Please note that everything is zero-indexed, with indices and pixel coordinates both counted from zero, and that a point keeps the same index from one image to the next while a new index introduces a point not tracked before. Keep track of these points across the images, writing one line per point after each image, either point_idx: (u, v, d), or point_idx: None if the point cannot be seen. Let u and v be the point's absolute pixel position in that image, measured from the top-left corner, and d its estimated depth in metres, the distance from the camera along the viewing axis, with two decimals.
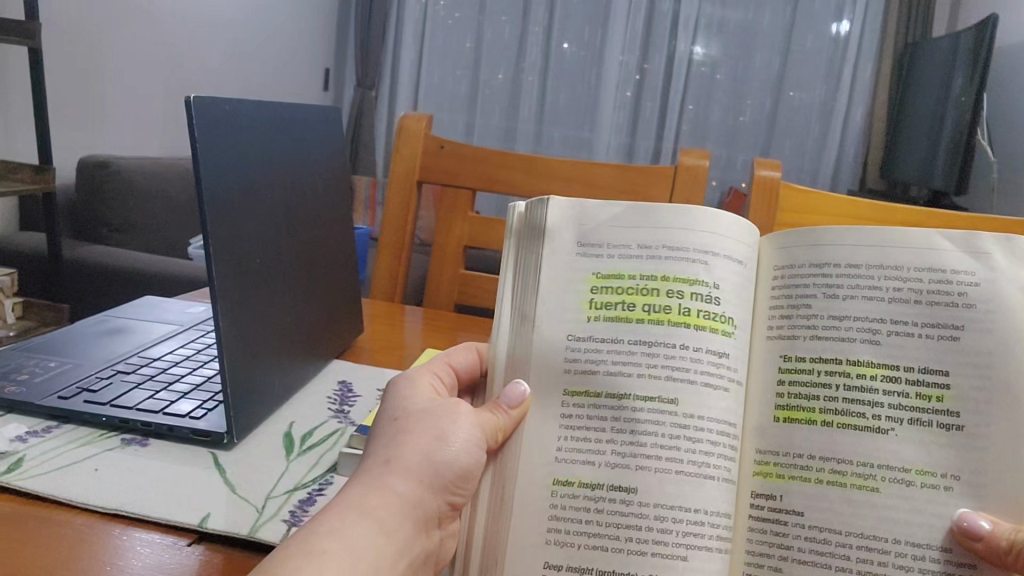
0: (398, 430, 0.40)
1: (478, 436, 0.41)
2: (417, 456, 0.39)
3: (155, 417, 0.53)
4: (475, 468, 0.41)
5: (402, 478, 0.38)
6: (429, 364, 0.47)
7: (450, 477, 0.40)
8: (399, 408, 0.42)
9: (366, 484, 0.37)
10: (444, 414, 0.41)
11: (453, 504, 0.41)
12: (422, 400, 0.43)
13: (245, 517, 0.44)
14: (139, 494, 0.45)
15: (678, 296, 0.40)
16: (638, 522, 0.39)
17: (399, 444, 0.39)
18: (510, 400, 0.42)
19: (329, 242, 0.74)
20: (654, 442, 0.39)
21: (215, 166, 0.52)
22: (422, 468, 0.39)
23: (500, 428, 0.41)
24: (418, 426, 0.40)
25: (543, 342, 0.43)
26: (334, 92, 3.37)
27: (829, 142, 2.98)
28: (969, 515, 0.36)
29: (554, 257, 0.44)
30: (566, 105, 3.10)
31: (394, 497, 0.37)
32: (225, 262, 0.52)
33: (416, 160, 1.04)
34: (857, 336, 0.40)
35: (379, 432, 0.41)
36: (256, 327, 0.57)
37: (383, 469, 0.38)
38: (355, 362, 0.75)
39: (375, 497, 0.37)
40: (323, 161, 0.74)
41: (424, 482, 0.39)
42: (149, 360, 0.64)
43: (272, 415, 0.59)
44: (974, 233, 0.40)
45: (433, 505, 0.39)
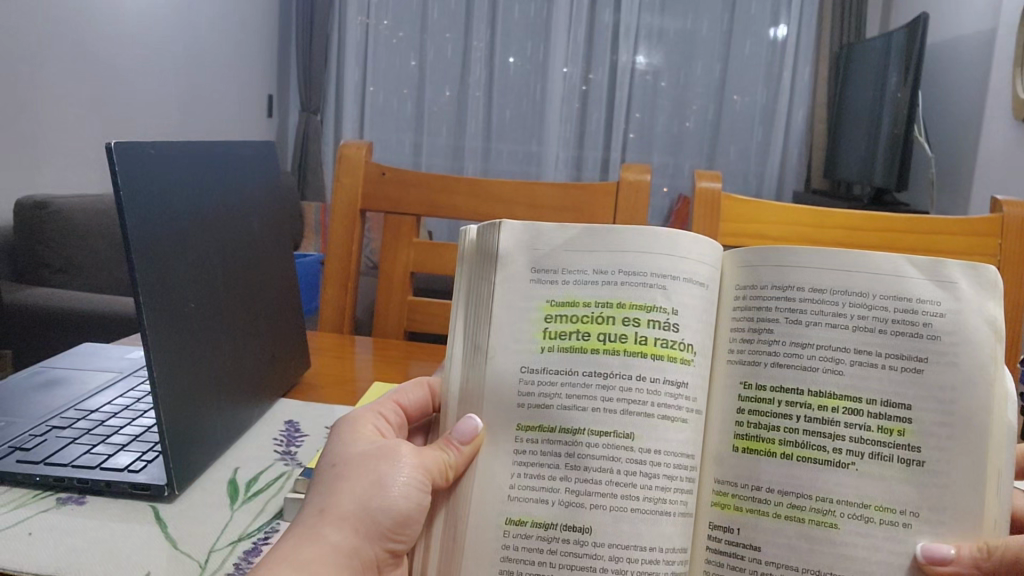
0: (337, 477, 0.40)
1: (421, 478, 0.40)
2: (351, 505, 0.39)
3: (92, 473, 0.52)
4: (417, 514, 0.40)
5: (336, 528, 0.38)
6: (374, 403, 0.47)
7: (389, 524, 0.39)
8: (339, 454, 0.42)
9: (302, 536, 0.38)
10: (384, 457, 0.41)
11: (393, 551, 0.40)
12: (363, 444, 0.42)
13: (187, 572, 0.43)
14: (75, 555, 0.44)
15: (634, 324, 0.40)
16: (592, 563, 0.39)
17: (336, 491, 0.39)
18: (461, 435, 0.41)
19: (269, 281, 0.73)
20: (609, 479, 0.39)
21: (140, 214, 0.51)
22: (357, 515, 0.39)
23: (451, 467, 0.41)
24: (357, 472, 0.40)
25: (497, 377, 0.42)
26: (277, 118, 3.33)
27: (772, 145, 3.01)
28: (932, 548, 0.37)
29: (508, 284, 0.43)
30: (512, 120, 3.10)
31: (329, 549, 0.37)
32: (155, 305, 0.51)
33: (359, 189, 1.03)
34: (818, 365, 0.39)
35: (318, 481, 0.41)
36: (192, 371, 0.55)
37: (317, 520, 0.38)
38: (303, 400, 0.73)
39: (309, 550, 0.37)
40: (258, 193, 0.72)
41: (360, 530, 0.39)
42: (86, 412, 0.62)
43: (215, 462, 0.58)
44: (939, 261, 0.40)
45: (369, 554, 0.39)
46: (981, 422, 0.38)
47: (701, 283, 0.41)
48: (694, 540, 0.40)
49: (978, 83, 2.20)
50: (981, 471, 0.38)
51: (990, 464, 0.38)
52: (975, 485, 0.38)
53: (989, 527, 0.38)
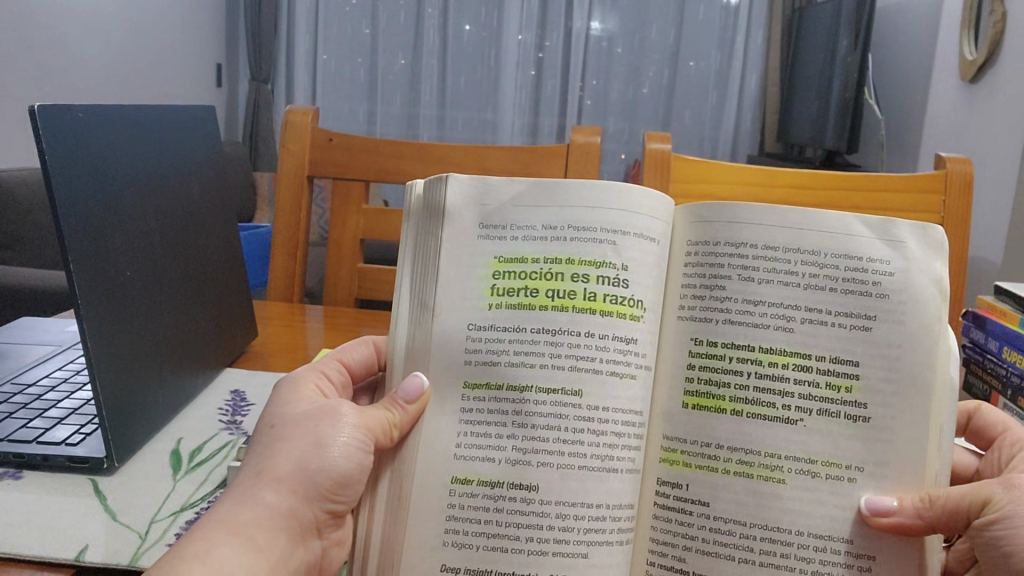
0: (275, 437, 0.40)
1: (364, 439, 0.40)
2: (289, 466, 0.38)
3: (28, 446, 0.50)
4: (358, 475, 0.40)
5: (273, 489, 0.38)
6: (317, 362, 0.46)
7: (327, 484, 0.39)
8: (278, 415, 0.41)
9: (238, 498, 0.37)
10: (326, 418, 0.41)
11: (332, 511, 0.40)
12: (303, 405, 0.42)
13: (126, 544, 0.42)
14: (9, 531, 0.42)
15: (584, 280, 0.40)
16: (538, 520, 0.38)
17: (273, 451, 0.39)
18: (407, 395, 0.41)
19: (211, 247, 0.71)
20: (557, 437, 0.39)
21: (69, 179, 0.49)
22: (296, 476, 0.38)
23: (395, 425, 0.40)
24: (296, 433, 0.40)
25: (444, 336, 0.42)
26: (227, 87, 3.26)
27: (726, 109, 3.00)
28: (875, 500, 0.38)
29: (456, 240, 0.42)
30: (466, 87, 3.07)
31: (264, 511, 0.37)
32: (89, 275, 0.50)
33: (305, 155, 1.01)
34: (766, 321, 0.39)
35: (257, 441, 0.40)
36: (130, 344, 0.54)
37: (255, 480, 0.38)
38: (249, 370, 0.72)
39: (244, 514, 0.37)
40: (196, 159, 0.70)
41: (298, 491, 0.38)
42: (23, 386, 0.60)
43: (156, 433, 0.56)
44: (889, 221, 0.40)
45: (307, 515, 0.39)
46: (926, 375, 0.39)
47: (652, 236, 0.41)
48: (641, 496, 0.40)
49: (926, 47, 2.21)
50: (924, 426, 0.39)
51: (933, 419, 0.39)
52: (918, 439, 0.39)
53: (930, 480, 0.39)
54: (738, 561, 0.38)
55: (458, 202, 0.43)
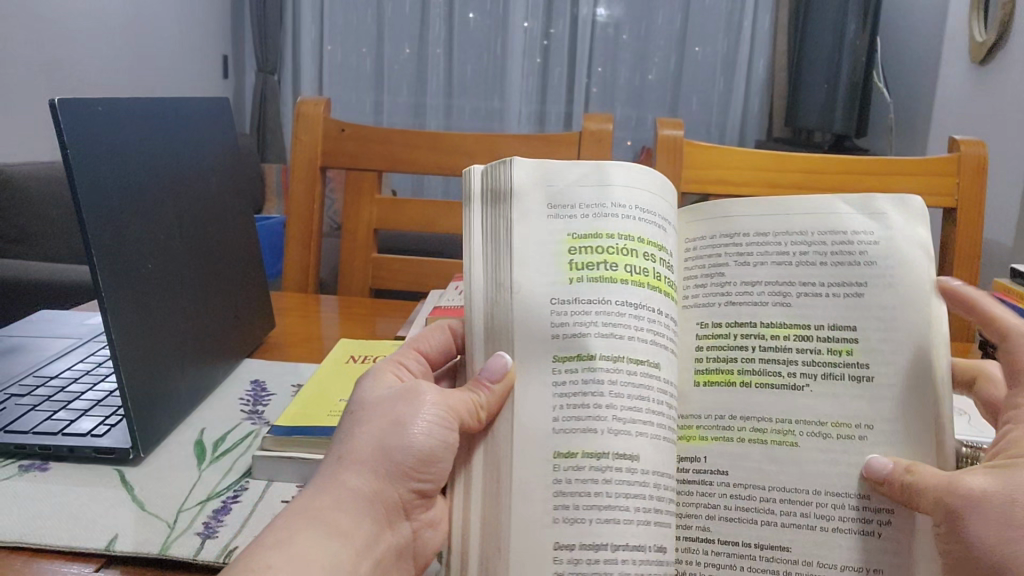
0: (355, 423, 0.40)
1: (448, 417, 0.39)
2: (370, 447, 0.39)
3: (54, 438, 0.51)
4: (442, 452, 0.39)
5: (357, 473, 0.38)
6: (395, 354, 0.46)
7: (412, 463, 0.39)
8: (359, 402, 0.42)
9: (323, 485, 0.38)
10: (405, 398, 0.40)
11: (419, 491, 0.40)
12: (383, 389, 0.42)
13: (156, 533, 0.42)
14: (41, 522, 0.43)
15: (651, 260, 0.41)
16: (641, 490, 0.37)
17: (353, 436, 0.39)
18: (492, 373, 0.40)
19: (229, 240, 0.72)
20: (651, 408, 0.39)
21: (91, 177, 0.49)
22: (375, 457, 0.38)
23: (481, 406, 0.39)
24: (375, 415, 0.40)
25: (525, 313, 0.40)
26: (234, 79, 3.27)
27: (733, 94, 2.97)
28: (873, 460, 0.37)
29: (527, 219, 0.41)
30: (473, 75, 3.05)
31: (350, 493, 0.37)
32: (112, 269, 0.50)
33: (318, 146, 1.01)
34: (764, 298, 0.41)
35: (341, 427, 0.41)
36: (152, 336, 0.55)
37: (336, 465, 0.38)
38: (268, 360, 0.73)
39: (327, 498, 0.37)
40: (213, 152, 0.71)
41: (382, 472, 0.38)
42: (45, 379, 0.61)
43: (180, 423, 0.57)
44: (868, 195, 0.41)
45: (393, 495, 0.39)
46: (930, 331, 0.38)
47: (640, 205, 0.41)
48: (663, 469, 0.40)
49: (937, 28, 2.19)
50: (928, 384, 0.38)
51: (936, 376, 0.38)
52: (919, 398, 0.38)
53: (945, 443, 0.38)
54: (759, 524, 0.38)
55: (523, 183, 0.41)
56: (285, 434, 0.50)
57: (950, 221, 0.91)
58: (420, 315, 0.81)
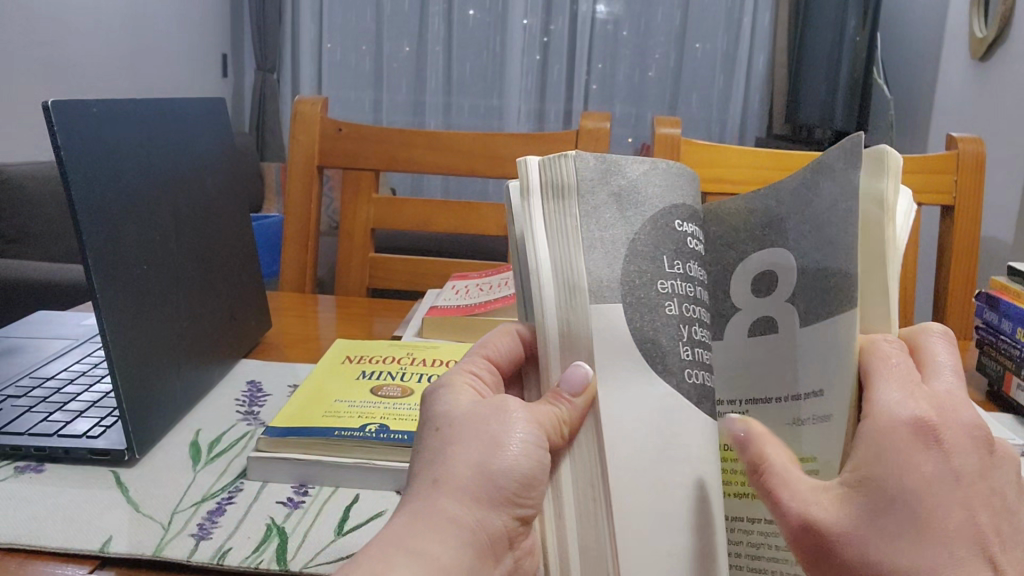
0: (443, 444, 0.35)
1: (537, 436, 0.34)
2: (467, 470, 0.33)
3: (50, 440, 0.51)
4: (542, 475, 0.34)
5: (455, 499, 0.33)
6: (459, 362, 0.40)
7: (513, 487, 0.34)
8: (443, 418, 0.36)
9: (416, 514, 0.32)
10: (493, 414, 0.35)
11: (521, 517, 0.35)
12: (466, 406, 0.37)
13: (150, 535, 0.42)
14: (35, 524, 0.43)
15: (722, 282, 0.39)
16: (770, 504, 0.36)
17: (448, 458, 0.34)
18: (571, 386, 0.34)
19: (225, 240, 0.72)
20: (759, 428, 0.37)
21: (86, 180, 0.49)
22: (476, 481, 0.33)
23: (566, 422, 0.34)
24: (464, 435, 0.35)
25: (603, 324, 0.35)
26: (234, 78, 3.27)
27: (733, 91, 2.96)
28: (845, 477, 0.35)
29: (596, 213, 0.35)
30: (472, 73, 3.05)
31: (450, 523, 0.32)
32: (107, 268, 0.50)
33: (315, 145, 1.01)
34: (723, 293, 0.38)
35: (425, 447, 0.35)
36: (146, 335, 0.54)
37: (432, 490, 0.33)
38: (264, 360, 0.73)
39: (426, 530, 0.32)
40: (209, 153, 0.71)
41: (482, 498, 0.33)
42: (42, 380, 0.61)
43: (175, 424, 0.57)
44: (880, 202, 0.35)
45: (494, 522, 0.34)
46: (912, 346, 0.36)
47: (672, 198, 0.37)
48: None
49: (937, 26, 2.18)
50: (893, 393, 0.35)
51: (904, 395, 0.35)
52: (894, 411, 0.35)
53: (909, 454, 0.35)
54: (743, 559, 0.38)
55: (591, 175, 0.36)
56: (280, 435, 0.50)
57: (948, 220, 0.91)
58: (417, 316, 0.81)
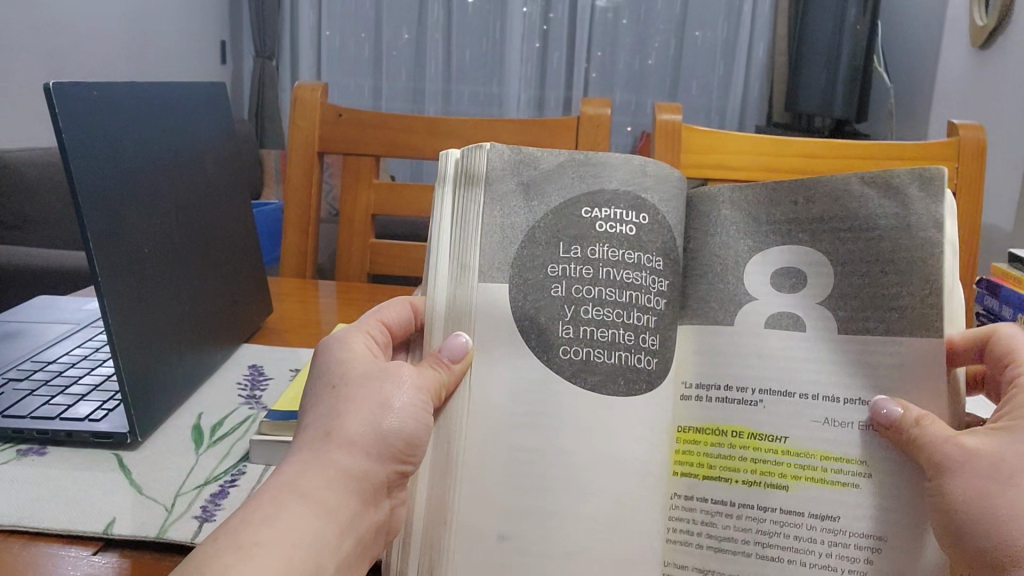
0: (339, 398, 0.38)
1: (423, 399, 0.38)
2: (362, 427, 0.37)
3: (52, 423, 0.51)
4: (424, 434, 0.39)
5: (346, 451, 0.36)
6: (357, 324, 0.44)
7: (400, 445, 0.38)
8: (337, 373, 0.40)
9: (308, 460, 0.36)
10: (388, 377, 0.39)
11: (403, 471, 0.39)
12: (363, 365, 0.40)
13: (154, 517, 0.42)
14: (39, 506, 0.43)
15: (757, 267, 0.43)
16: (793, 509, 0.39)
17: (341, 414, 0.37)
18: (451, 353, 0.40)
19: (226, 225, 0.72)
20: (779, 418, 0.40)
21: (84, 162, 0.49)
22: (368, 439, 0.37)
23: (445, 385, 0.39)
24: (361, 392, 0.38)
25: (492, 299, 0.41)
26: (232, 64, 3.25)
27: (733, 79, 2.95)
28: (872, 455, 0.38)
29: (495, 202, 0.42)
30: (472, 61, 3.04)
31: (338, 472, 0.36)
32: (108, 251, 0.50)
33: (315, 131, 1.01)
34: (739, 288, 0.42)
35: (318, 399, 0.39)
36: (148, 319, 0.55)
37: (325, 443, 0.36)
38: (265, 344, 0.73)
39: (316, 478, 0.35)
40: (209, 137, 0.70)
41: (371, 453, 0.37)
42: (43, 364, 0.61)
43: (178, 408, 0.57)
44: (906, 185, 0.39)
45: (380, 476, 0.37)
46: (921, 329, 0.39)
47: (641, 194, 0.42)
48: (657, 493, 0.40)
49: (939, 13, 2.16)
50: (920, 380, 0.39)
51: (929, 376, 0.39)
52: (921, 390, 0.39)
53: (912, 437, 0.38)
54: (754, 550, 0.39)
55: (495, 171, 0.42)
56: (281, 418, 0.50)
57: None
58: None
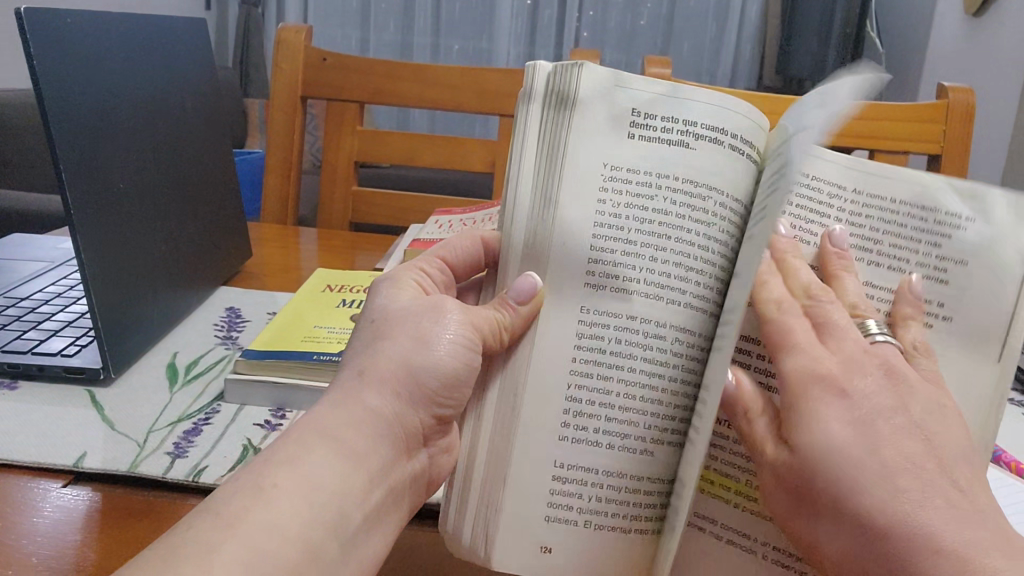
0: (375, 334, 0.37)
1: (471, 340, 0.35)
2: (391, 365, 0.35)
3: (23, 357, 0.50)
4: (467, 376, 0.36)
5: (375, 392, 0.34)
6: (417, 260, 0.42)
7: (435, 386, 0.35)
8: (379, 311, 0.38)
9: (338, 401, 0.34)
10: (428, 313, 0.37)
11: (439, 417, 0.36)
12: (405, 301, 0.38)
13: (124, 453, 0.42)
14: (10, 439, 0.43)
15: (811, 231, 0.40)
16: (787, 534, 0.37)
17: (374, 351, 0.36)
18: (518, 294, 0.35)
19: (205, 163, 0.71)
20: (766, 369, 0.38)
21: (63, 101, 0.48)
22: (399, 377, 0.35)
23: (504, 327, 0.35)
24: (397, 329, 0.36)
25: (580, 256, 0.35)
26: (217, 10, 3.14)
27: (724, 42, 2.83)
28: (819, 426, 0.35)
29: (588, 133, 0.34)
30: (462, 13, 2.89)
31: (367, 415, 0.33)
32: (82, 184, 0.49)
33: (299, 75, 0.99)
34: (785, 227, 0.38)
35: (358, 337, 0.38)
36: (123, 256, 0.54)
37: (355, 381, 0.35)
38: (245, 287, 0.72)
39: (344, 416, 0.33)
40: (189, 75, 0.69)
41: (402, 393, 0.35)
42: (16, 300, 0.60)
43: (152, 347, 0.56)
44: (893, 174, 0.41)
45: (412, 420, 0.35)
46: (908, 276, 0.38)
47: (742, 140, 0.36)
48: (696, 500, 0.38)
49: None
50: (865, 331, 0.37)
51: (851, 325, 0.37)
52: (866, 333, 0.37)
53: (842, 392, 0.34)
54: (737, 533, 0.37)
55: (593, 93, 0.34)
56: (257, 358, 0.49)
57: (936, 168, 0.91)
58: (398, 250, 0.80)
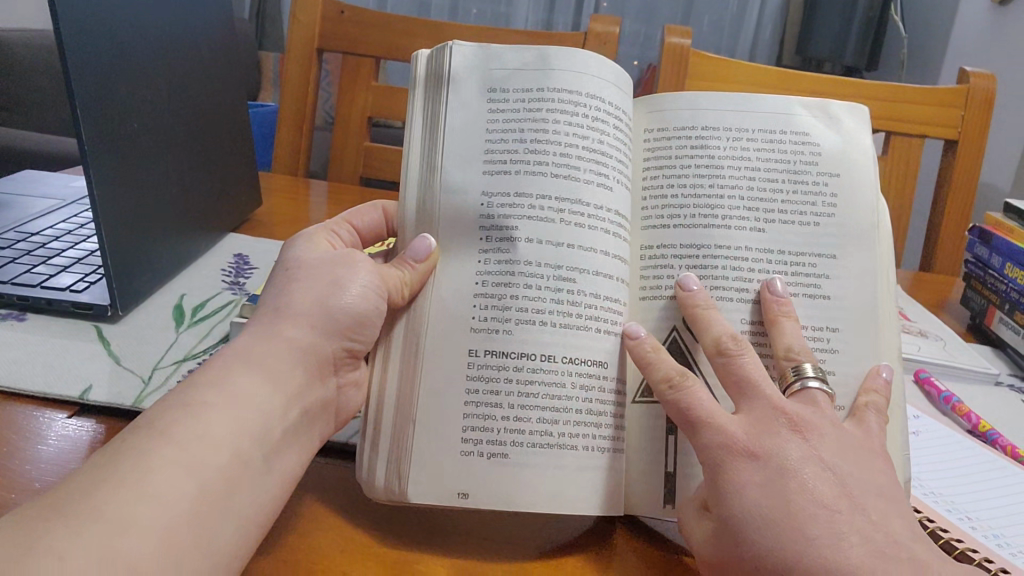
0: (289, 279, 0.38)
1: (378, 288, 0.38)
2: (309, 305, 0.37)
3: (33, 290, 0.51)
4: (374, 316, 0.38)
5: (294, 324, 0.36)
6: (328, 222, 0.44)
7: (348, 323, 0.38)
8: (292, 259, 0.40)
9: (259, 334, 0.36)
10: (342, 263, 0.39)
11: (350, 350, 0.39)
12: (318, 253, 0.40)
13: (131, 387, 0.42)
14: (15, 367, 0.43)
15: None
16: None
17: (289, 291, 0.37)
18: (415, 254, 0.39)
19: (220, 105, 0.71)
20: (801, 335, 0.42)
21: (80, 35, 0.47)
22: (317, 313, 0.37)
23: (406, 283, 0.39)
24: (310, 275, 0.38)
25: (453, 207, 0.40)
26: None
27: (746, 17, 2.64)
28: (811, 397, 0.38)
29: (462, 107, 0.41)
30: None
31: (285, 345, 0.35)
32: (98, 125, 0.49)
33: (316, 27, 0.98)
34: (748, 215, 0.43)
35: (271, 283, 0.39)
36: (136, 198, 0.54)
37: (273, 316, 0.36)
38: (254, 235, 0.73)
39: (263, 346, 0.35)
40: (208, 20, 0.68)
41: (319, 327, 0.37)
42: (27, 235, 0.60)
43: (161, 287, 0.57)
44: None
45: (326, 350, 0.37)
46: None
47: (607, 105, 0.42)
48: None
49: None
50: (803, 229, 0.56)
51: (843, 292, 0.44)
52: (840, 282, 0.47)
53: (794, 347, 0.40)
54: None
55: (464, 68, 0.42)
56: None
57: (951, 153, 0.91)
58: None
